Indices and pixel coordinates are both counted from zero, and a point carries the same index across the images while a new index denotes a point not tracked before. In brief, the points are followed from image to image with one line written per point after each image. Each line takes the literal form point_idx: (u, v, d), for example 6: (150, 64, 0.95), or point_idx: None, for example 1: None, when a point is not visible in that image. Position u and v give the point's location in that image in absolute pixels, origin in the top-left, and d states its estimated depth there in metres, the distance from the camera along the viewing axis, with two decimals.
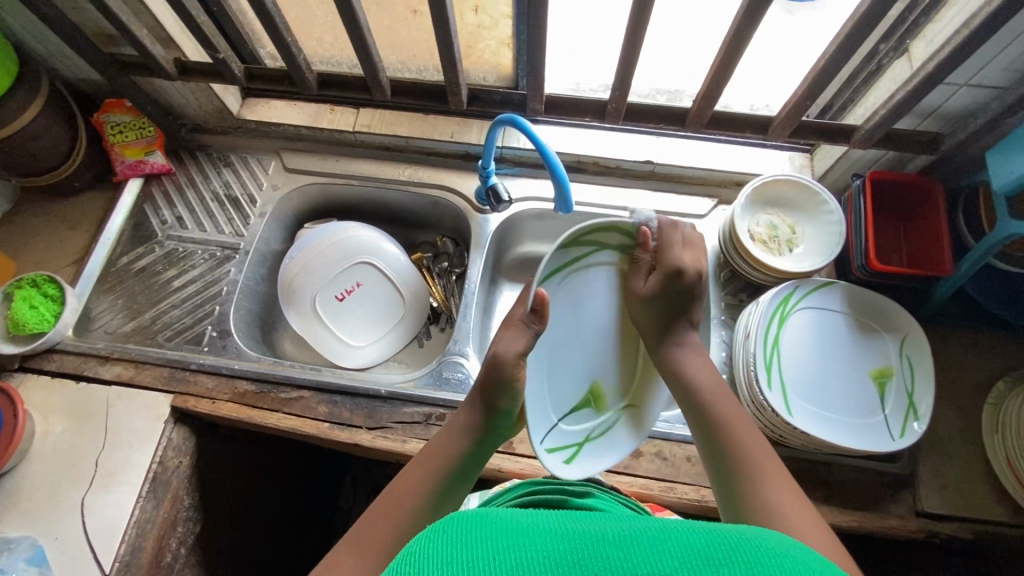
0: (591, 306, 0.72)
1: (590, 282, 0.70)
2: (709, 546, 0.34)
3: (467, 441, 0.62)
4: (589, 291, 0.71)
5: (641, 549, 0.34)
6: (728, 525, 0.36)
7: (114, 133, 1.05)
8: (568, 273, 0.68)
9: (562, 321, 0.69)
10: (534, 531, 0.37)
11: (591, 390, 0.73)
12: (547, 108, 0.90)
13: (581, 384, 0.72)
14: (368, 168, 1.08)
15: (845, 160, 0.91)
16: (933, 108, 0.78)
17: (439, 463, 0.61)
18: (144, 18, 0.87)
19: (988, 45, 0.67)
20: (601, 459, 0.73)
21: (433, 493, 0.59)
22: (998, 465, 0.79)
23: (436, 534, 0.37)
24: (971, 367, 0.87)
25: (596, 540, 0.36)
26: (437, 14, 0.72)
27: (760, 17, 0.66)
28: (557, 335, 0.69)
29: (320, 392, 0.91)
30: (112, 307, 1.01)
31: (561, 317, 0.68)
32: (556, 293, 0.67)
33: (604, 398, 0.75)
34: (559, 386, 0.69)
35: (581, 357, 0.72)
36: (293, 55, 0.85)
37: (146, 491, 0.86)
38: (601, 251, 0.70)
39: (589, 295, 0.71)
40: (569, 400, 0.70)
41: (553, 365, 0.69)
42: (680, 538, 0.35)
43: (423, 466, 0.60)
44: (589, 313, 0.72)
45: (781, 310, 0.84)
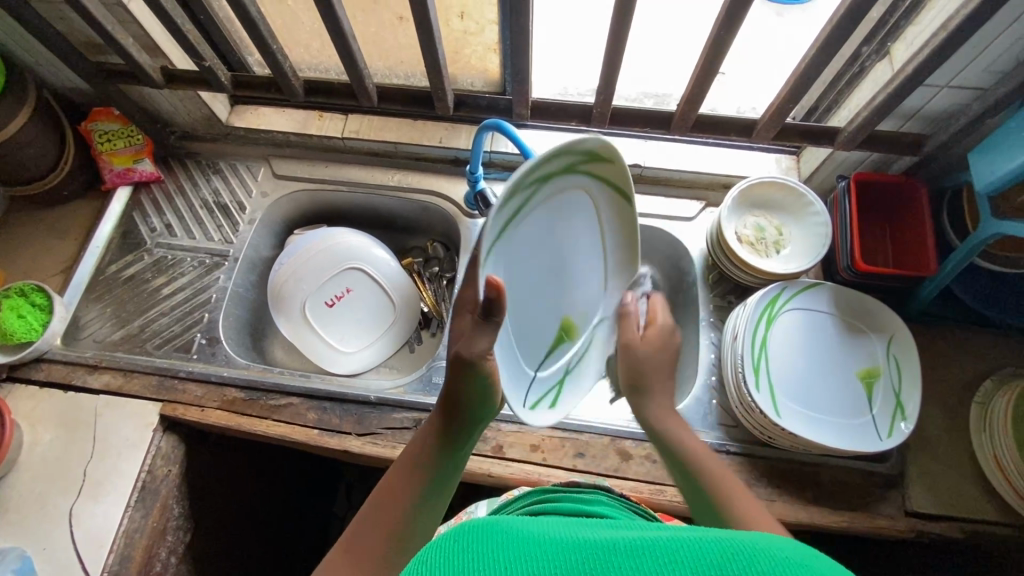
0: (553, 231, 0.62)
1: (549, 207, 0.59)
2: (714, 552, 0.31)
3: (446, 440, 0.58)
4: (540, 224, 0.58)
5: (652, 558, 0.32)
6: (752, 538, 0.32)
7: (102, 142, 1.05)
8: (521, 218, 0.54)
9: (528, 267, 0.59)
10: (542, 539, 0.36)
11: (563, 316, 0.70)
12: (533, 113, 0.90)
13: (556, 318, 0.68)
14: (358, 174, 1.09)
15: (831, 162, 0.91)
16: (914, 110, 0.79)
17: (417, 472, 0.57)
18: (130, 26, 0.87)
19: (967, 47, 0.68)
20: (575, 385, 0.78)
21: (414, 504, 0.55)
22: (986, 464, 0.79)
23: (442, 542, 0.37)
24: (959, 366, 0.87)
25: (607, 549, 0.34)
26: (421, 20, 0.72)
27: (740, 20, 0.66)
28: (523, 285, 0.59)
29: (310, 399, 0.91)
30: (101, 316, 1.01)
31: (525, 266, 0.58)
32: (512, 244, 0.54)
33: (574, 320, 0.73)
34: (537, 329, 0.65)
35: (553, 290, 0.66)
36: (279, 62, 0.85)
37: (135, 500, 0.86)
38: (556, 174, 0.56)
39: (548, 222, 0.60)
40: (546, 338, 0.68)
41: (527, 315, 0.62)
42: (696, 548, 0.32)
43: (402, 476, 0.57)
44: (551, 240, 0.62)
45: (769, 310, 0.84)
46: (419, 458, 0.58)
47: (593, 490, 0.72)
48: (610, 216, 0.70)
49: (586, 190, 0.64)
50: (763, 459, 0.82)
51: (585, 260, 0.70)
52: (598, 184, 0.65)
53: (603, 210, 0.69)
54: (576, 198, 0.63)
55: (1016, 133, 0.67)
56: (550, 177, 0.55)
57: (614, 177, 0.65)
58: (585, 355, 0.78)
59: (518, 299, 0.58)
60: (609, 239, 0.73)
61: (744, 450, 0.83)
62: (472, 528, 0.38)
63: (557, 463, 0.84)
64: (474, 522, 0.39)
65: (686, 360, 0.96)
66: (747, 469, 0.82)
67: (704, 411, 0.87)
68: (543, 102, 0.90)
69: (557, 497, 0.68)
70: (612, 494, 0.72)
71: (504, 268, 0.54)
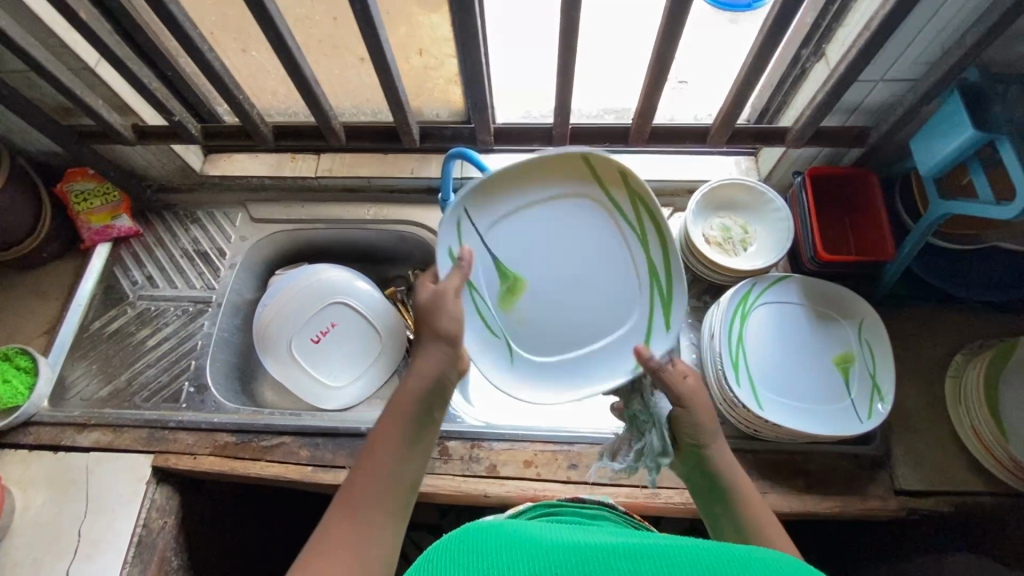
0: (475, 271, 0.76)
1: (475, 286, 0.76)
2: (706, 557, 0.37)
3: (425, 389, 0.66)
4: (595, 307, 0.78)
5: (645, 561, 0.38)
6: (731, 543, 0.39)
7: (79, 202, 1.06)
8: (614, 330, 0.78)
9: (584, 248, 0.77)
10: (546, 548, 0.42)
11: (512, 237, 0.76)
12: (497, 138, 0.94)
13: (529, 275, 0.77)
14: (333, 211, 1.11)
15: (786, 160, 0.95)
16: (856, 104, 0.83)
17: (417, 381, 0.66)
18: (99, 89, 0.90)
19: (894, 43, 0.72)
20: (477, 187, 0.72)
21: (418, 411, 0.65)
22: (967, 436, 0.82)
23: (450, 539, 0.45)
24: (931, 342, 0.90)
25: (603, 554, 0.40)
26: (378, 60, 0.75)
27: (677, 37, 0.70)
28: (569, 292, 0.78)
29: (301, 437, 0.91)
30: (87, 373, 1.01)
31: (588, 265, 0.77)
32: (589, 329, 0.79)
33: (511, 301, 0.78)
34: (536, 265, 0.77)
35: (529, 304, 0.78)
36: (247, 111, 0.87)
37: (132, 556, 0.85)
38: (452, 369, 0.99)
39: (518, 251, 0.76)
40: (583, 202, 0.75)
41: (608, 282, 0.77)
42: (684, 551, 0.38)
43: (402, 391, 0.66)
44: (533, 244, 0.76)
45: (661, 283, 0.76)
46: (395, 421, 0.64)
47: (598, 508, 0.74)
48: (550, 307, 0.79)
49: (568, 309, 0.79)
50: (752, 451, 0.84)
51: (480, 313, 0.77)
52: (559, 331, 0.79)
53: (541, 309, 0.79)
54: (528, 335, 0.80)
55: (951, 118, 0.71)
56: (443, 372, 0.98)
57: (569, 325, 0.79)
58: (497, 177, 0.73)
59: (569, 261, 0.77)
60: (552, 309, 0.78)
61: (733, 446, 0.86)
62: (482, 541, 0.43)
63: (552, 477, 0.85)
64: (483, 537, 0.44)
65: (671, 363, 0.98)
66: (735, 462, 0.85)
67: None
68: (506, 128, 0.94)
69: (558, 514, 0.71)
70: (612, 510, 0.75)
71: (629, 286, 0.77)
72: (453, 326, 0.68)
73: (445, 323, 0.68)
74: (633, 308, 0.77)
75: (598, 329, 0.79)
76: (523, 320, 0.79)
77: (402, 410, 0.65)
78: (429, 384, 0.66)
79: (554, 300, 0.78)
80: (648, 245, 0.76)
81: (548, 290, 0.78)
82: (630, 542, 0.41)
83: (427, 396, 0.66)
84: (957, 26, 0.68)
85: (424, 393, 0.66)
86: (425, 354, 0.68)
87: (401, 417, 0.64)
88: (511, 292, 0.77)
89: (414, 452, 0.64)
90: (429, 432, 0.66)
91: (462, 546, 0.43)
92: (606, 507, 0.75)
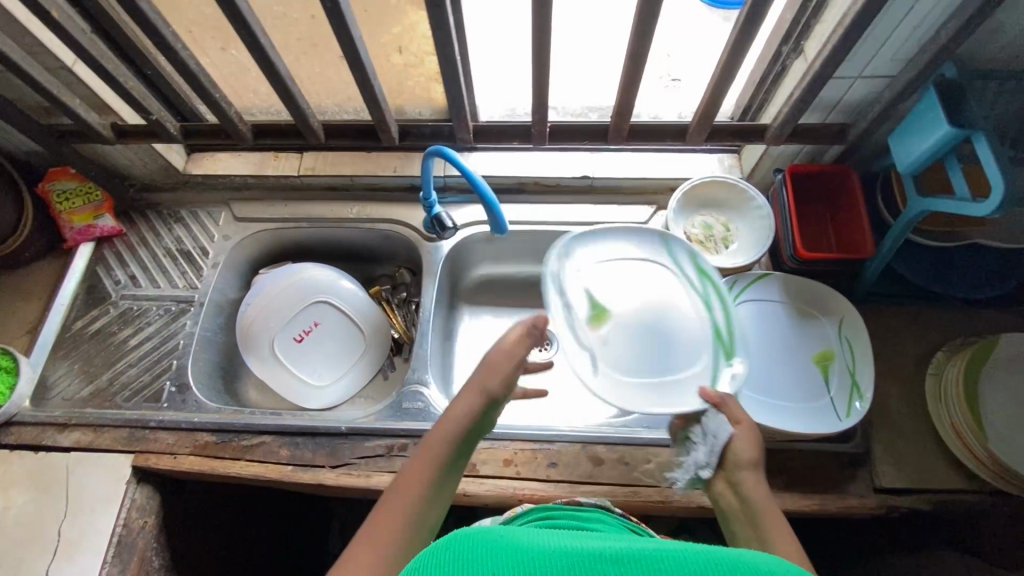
0: (570, 294, 0.80)
1: (569, 305, 0.79)
2: (704, 567, 0.38)
3: (461, 430, 0.70)
4: (665, 356, 0.78)
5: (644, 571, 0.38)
6: (724, 549, 0.40)
7: (61, 201, 1.06)
8: (685, 380, 0.77)
9: (660, 306, 0.82)
10: (537, 554, 0.40)
11: (603, 277, 0.82)
12: (477, 136, 0.94)
13: (611, 308, 0.81)
14: (317, 209, 1.11)
15: (768, 157, 0.95)
16: (835, 102, 0.83)
17: (451, 424, 0.70)
18: (77, 88, 0.89)
19: (871, 40, 0.71)
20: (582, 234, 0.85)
21: (449, 453, 0.69)
22: (946, 433, 0.81)
23: (445, 542, 0.42)
24: (913, 340, 0.89)
25: (596, 563, 0.39)
26: (352, 59, 0.75)
27: (651, 34, 0.70)
28: (645, 340, 0.79)
29: (281, 436, 0.91)
30: (69, 373, 1.00)
31: (664, 322, 0.81)
32: (660, 375, 0.77)
33: (596, 328, 0.79)
34: (618, 305, 0.81)
35: (602, 346, 0.78)
36: (224, 110, 0.87)
37: (112, 555, 0.85)
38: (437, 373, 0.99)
39: (608, 290, 0.82)
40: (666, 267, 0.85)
41: (681, 342, 0.79)
42: (682, 562, 0.38)
43: (437, 431, 0.71)
44: (619, 286, 0.82)
45: (726, 342, 0.79)
46: (429, 458, 0.68)
47: (592, 510, 0.75)
48: (624, 348, 0.78)
49: (642, 358, 0.78)
50: None
51: (564, 330, 0.78)
52: (629, 375, 0.77)
53: (615, 349, 0.78)
54: (601, 368, 0.77)
55: (926, 115, 0.71)
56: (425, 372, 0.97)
57: (641, 370, 0.77)
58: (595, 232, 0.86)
59: (648, 311, 0.81)
60: (626, 345, 0.79)
61: None
62: (474, 546, 0.41)
63: (532, 475, 0.85)
64: (471, 540, 0.42)
65: None
66: None
67: None
68: (485, 126, 0.93)
69: (554, 518, 0.72)
70: (608, 512, 0.76)
71: (703, 343, 0.79)
72: (502, 390, 0.72)
73: (494, 379, 0.72)
74: (704, 365, 0.78)
75: (671, 374, 0.77)
76: (598, 354, 0.77)
77: (434, 449, 0.69)
78: (464, 430, 0.71)
79: (629, 343, 0.79)
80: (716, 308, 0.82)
81: (626, 338, 0.79)
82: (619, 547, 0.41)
83: (459, 439, 0.70)
84: (932, 22, 0.67)
85: (458, 438, 0.70)
86: (462, 399, 0.72)
87: (432, 457, 0.68)
88: (597, 318, 0.80)
89: (439, 494, 0.67)
90: (455, 476, 0.70)
91: (458, 553, 0.41)
92: (602, 509, 0.76)
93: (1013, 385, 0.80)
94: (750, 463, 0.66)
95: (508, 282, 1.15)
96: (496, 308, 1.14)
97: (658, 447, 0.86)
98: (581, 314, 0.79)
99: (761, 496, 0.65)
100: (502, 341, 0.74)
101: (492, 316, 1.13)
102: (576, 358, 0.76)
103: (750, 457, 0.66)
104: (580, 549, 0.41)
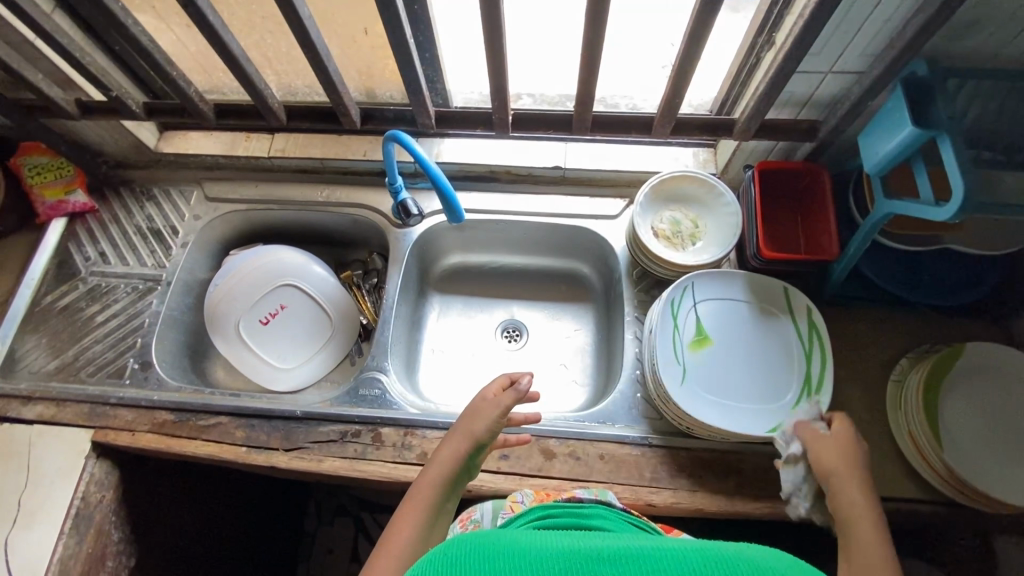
0: (682, 315, 0.85)
1: (677, 325, 0.85)
2: (708, 566, 0.38)
3: (451, 471, 0.72)
4: (743, 397, 0.82)
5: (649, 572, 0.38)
6: (732, 550, 0.40)
7: (32, 176, 1.06)
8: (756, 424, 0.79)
9: (750, 344, 0.85)
10: (538, 556, 0.41)
11: (714, 307, 0.86)
12: (439, 122, 0.93)
13: (716, 336, 0.85)
14: (287, 192, 1.10)
15: (740, 153, 0.93)
16: (806, 97, 0.80)
17: (437, 471, 0.72)
18: (41, 62, 0.89)
19: (837, 34, 0.69)
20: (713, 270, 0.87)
21: (435, 500, 0.70)
22: (902, 441, 0.80)
23: (445, 550, 0.42)
24: (877, 346, 0.87)
25: (601, 563, 0.40)
26: (302, 39, 0.73)
27: (603, 22, 0.68)
28: (737, 371, 0.83)
29: (238, 417, 0.91)
30: (37, 346, 1.01)
31: (756, 361, 0.84)
32: (734, 411, 0.81)
33: (696, 353, 0.84)
34: (722, 339, 0.85)
35: (694, 375, 0.83)
36: (182, 88, 0.87)
37: (69, 527, 0.86)
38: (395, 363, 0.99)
39: (718, 319, 0.86)
40: (774, 316, 0.86)
41: (767, 378, 0.83)
42: (687, 561, 0.39)
43: (425, 479, 0.72)
44: (728, 319, 0.86)
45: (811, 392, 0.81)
46: (425, 501, 0.69)
47: (591, 505, 0.74)
48: (712, 382, 0.83)
49: (723, 394, 0.82)
50: (686, 449, 0.85)
51: (664, 341, 0.83)
52: (707, 409, 0.80)
53: (704, 379, 0.83)
54: (683, 385, 0.81)
55: (892, 114, 0.68)
56: (383, 360, 0.97)
57: (715, 407, 0.81)
58: (723, 273, 0.87)
59: (743, 351, 0.85)
60: (712, 375, 0.83)
61: (666, 442, 0.85)
62: (476, 548, 0.42)
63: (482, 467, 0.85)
64: (471, 543, 0.42)
65: (616, 356, 0.99)
66: (669, 459, 0.84)
67: (630, 406, 0.89)
68: (449, 112, 0.93)
69: (556, 517, 0.70)
70: (609, 508, 0.75)
71: (782, 394, 0.81)
72: (487, 435, 0.75)
73: (479, 426, 0.75)
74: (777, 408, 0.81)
75: (753, 405, 0.81)
76: (687, 376, 0.82)
77: (421, 497, 0.70)
78: (452, 472, 0.72)
79: (718, 379, 0.83)
80: (809, 362, 0.82)
81: (718, 375, 0.83)
82: (624, 549, 0.42)
83: (445, 486, 0.71)
84: (896, 18, 0.65)
85: (447, 479, 0.72)
86: (449, 442, 0.74)
87: (420, 505, 0.69)
88: (701, 346, 0.85)
89: (427, 542, 0.67)
90: (440, 524, 0.70)
91: (459, 562, 0.40)
92: (603, 506, 0.75)
93: (971, 396, 0.79)
94: (840, 467, 0.66)
95: (479, 270, 1.15)
96: (467, 298, 1.13)
97: (610, 443, 0.86)
98: (685, 337, 0.85)
99: (861, 500, 0.63)
100: (486, 392, 0.78)
101: (462, 306, 1.12)
102: (666, 366, 0.82)
103: (840, 461, 0.66)
104: (582, 551, 0.41)
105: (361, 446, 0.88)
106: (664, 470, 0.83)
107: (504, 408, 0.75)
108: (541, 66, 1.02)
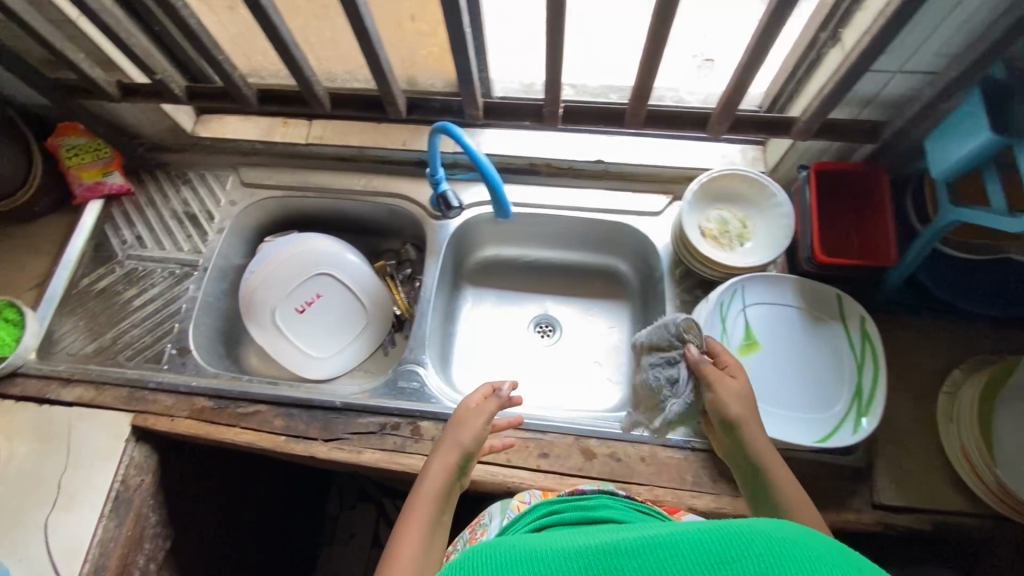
0: (732, 319, 0.85)
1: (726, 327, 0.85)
2: (716, 542, 0.36)
3: (446, 480, 0.72)
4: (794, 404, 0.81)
5: (650, 556, 0.36)
6: (741, 522, 0.37)
7: (70, 157, 1.05)
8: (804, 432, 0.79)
9: (801, 352, 0.84)
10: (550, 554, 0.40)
11: (764, 313, 0.85)
12: (487, 113, 0.91)
13: (766, 342, 0.85)
14: (324, 179, 1.09)
15: (794, 152, 0.91)
16: (870, 96, 0.78)
17: (433, 481, 0.72)
18: (83, 42, 0.88)
19: (915, 31, 0.66)
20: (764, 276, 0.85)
21: (435, 511, 0.70)
22: (953, 455, 0.78)
23: (461, 563, 0.41)
24: (929, 354, 0.86)
25: (605, 552, 0.38)
26: (355, 23, 0.71)
27: (671, 13, 0.65)
28: (787, 378, 0.83)
29: (277, 406, 0.91)
30: (74, 329, 1.01)
31: (807, 369, 0.83)
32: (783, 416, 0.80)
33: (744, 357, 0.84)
34: (772, 346, 0.85)
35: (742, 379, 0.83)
36: (227, 73, 0.85)
37: (109, 510, 0.87)
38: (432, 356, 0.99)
39: (769, 325, 0.85)
40: (827, 326, 0.84)
41: (818, 387, 0.81)
42: (694, 538, 0.36)
43: (422, 491, 0.71)
44: (778, 326, 0.85)
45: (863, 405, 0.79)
46: (423, 513, 0.69)
47: (598, 497, 0.72)
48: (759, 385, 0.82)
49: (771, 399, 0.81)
50: None
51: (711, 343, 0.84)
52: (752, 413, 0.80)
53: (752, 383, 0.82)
54: None
55: (968, 118, 0.65)
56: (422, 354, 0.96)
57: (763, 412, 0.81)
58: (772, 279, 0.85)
59: (794, 359, 0.84)
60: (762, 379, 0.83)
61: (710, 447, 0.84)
62: (483, 553, 0.42)
63: (522, 464, 0.84)
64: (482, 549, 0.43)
65: None
66: (712, 462, 0.83)
67: None
68: (496, 103, 0.91)
69: (560, 513, 0.67)
70: (615, 498, 0.72)
71: (833, 403, 0.80)
72: (474, 443, 0.75)
73: (467, 435, 0.75)
74: (827, 418, 0.80)
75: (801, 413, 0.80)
76: None
77: (421, 509, 0.69)
78: (447, 481, 0.73)
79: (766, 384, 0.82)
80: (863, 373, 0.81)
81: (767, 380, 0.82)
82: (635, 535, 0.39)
83: (443, 495, 0.71)
84: (983, 17, 0.61)
85: (443, 489, 0.72)
86: (441, 450, 0.75)
87: (421, 517, 0.68)
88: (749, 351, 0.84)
89: (429, 553, 0.67)
90: (439, 535, 0.70)
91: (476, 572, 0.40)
92: (609, 496, 0.72)
93: None
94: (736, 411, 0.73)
95: (514, 263, 1.13)
96: (502, 291, 1.12)
97: (652, 444, 0.85)
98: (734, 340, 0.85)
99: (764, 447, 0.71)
100: (468, 401, 0.79)
101: (498, 299, 1.11)
102: None
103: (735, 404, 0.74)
104: (599, 547, 0.39)
105: (400, 439, 0.87)
106: (707, 474, 0.82)
107: (488, 415, 0.77)
108: (587, 57, 1.00)
